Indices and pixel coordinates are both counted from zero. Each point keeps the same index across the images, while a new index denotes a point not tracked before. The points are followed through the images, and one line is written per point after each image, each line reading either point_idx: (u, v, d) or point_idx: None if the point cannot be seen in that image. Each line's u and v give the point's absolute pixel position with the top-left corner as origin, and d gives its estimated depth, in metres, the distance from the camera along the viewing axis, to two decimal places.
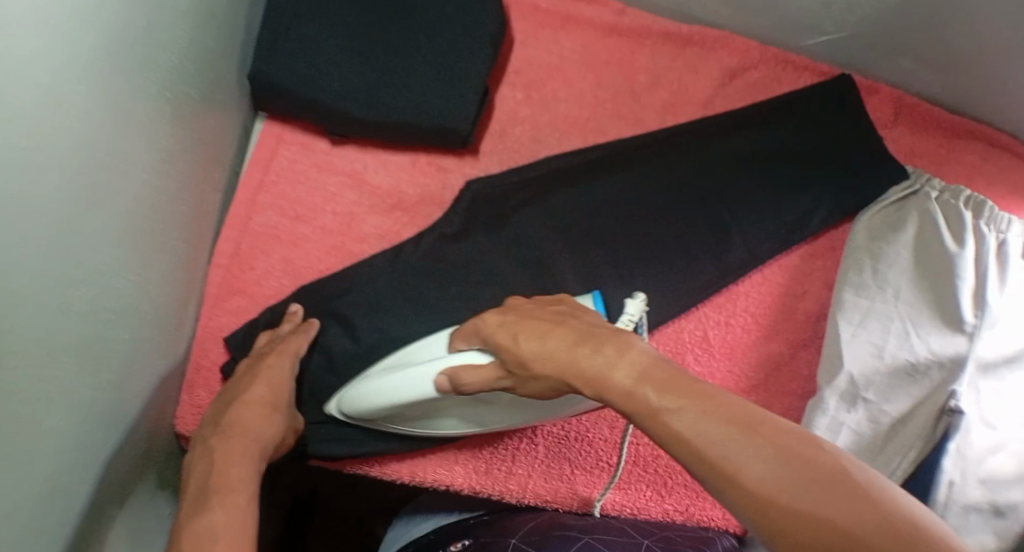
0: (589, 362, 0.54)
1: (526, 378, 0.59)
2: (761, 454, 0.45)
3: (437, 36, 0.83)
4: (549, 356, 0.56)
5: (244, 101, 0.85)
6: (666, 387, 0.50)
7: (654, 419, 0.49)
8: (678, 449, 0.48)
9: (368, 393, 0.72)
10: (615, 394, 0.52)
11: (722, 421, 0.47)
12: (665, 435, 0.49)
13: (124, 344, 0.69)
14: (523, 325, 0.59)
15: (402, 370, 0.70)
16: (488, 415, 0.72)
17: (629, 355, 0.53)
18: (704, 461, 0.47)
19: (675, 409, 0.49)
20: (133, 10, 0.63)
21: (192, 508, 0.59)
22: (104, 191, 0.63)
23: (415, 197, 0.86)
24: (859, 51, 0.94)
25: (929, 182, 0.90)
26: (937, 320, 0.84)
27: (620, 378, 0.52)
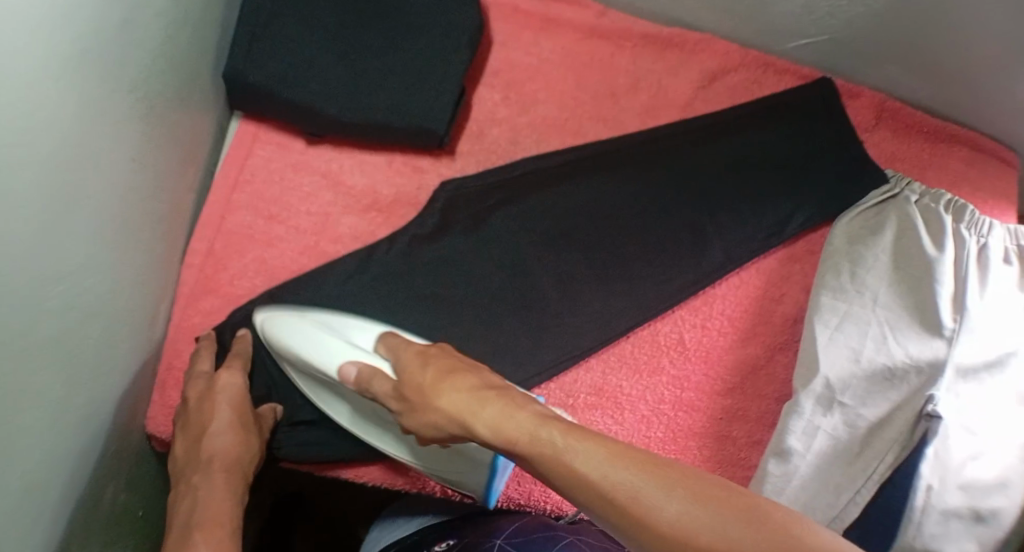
0: (485, 411, 0.60)
1: (415, 411, 0.65)
2: (670, 493, 0.50)
3: (415, 37, 0.83)
4: (450, 404, 0.62)
5: (219, 99, 0.84)
6: (567, 431, 0.55)
7: (557, 461, 0.54)
8: (589, 496, 0.52)
9: (296, 335, 0.75)
10: (502, 439, 0.58)
11: (628, 464, 0.52)
12: (567, 476, 0.53)
13: (96, 344, 0.69)
14: (431, 372, 0.65)
15: (337, 338, 0.74)
16: (382, 436, 0.76)
17: (524, 410, 0.58)
18: (612, 502, 0.51)
19: (575, 450, 0.54)
20: (107, 8, 0.62)
21: (180, 546, 0.62)
22: (77, 189, 0.63)
23: (391, 198, 0.86)
24: (840, 55, 0.94)
25: (910, 185, 0.89)
26: (916, 325, 0.84)
27: (501, 430, 0.58)
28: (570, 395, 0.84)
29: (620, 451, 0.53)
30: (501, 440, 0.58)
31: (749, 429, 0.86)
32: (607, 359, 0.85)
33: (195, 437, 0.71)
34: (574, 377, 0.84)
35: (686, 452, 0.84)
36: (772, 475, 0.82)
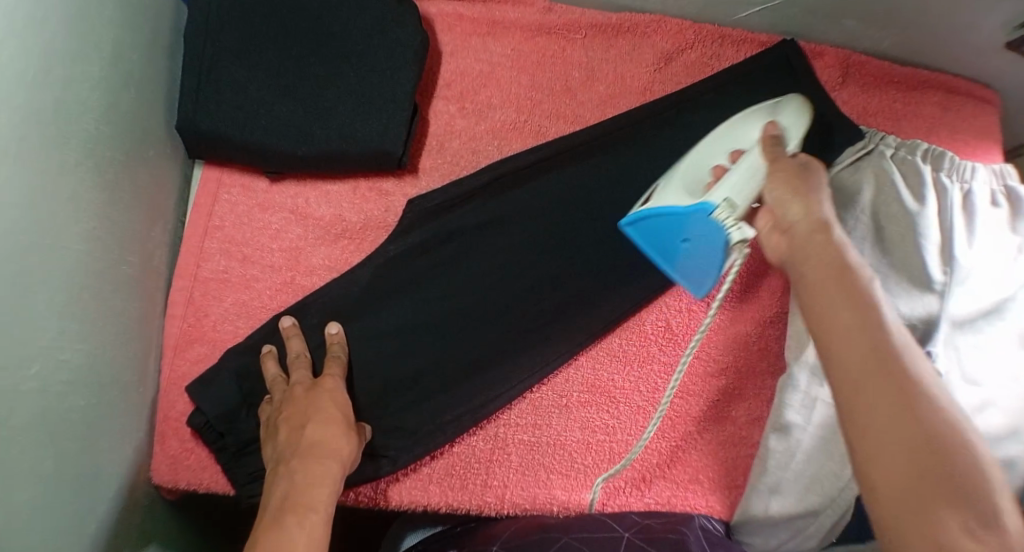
0: (804, 231, 0.61)
1: (783, 182, 0.65)
2: (901, 396, 0.51)
3: (359, 63, 0.83)
4: (793, 203, 0.63)
5: (178, 150, 0.85)
6: (839, 269, 0.57)
7: (819, 317, 0.56)
8: (827, 339, 0.55)
9: (796, 114, 0.76)
10: (795, 253, 0.61)
11: (878, 353, 0.53)
12: (825, 323, 0.56)
13: (83, 411, 0.70)
14: (811, 178, 0.65)
15: (795, 132, 0.75)
16: (701, 150, 0.78)
17: (831, 267, 0.58)
18: (841, 368, 0.54)
19: (855, 322, 0.54)
20: (39, 91, 0.63)
21: (271, 530, 0.64)
22: (38, 269, 0.64)
23: (360, 223, 0.86)
24: (796, 17, 0.92)
25: (884, 140, 0.87)
26: (904, 282, 0.81)
27: (813, 236, 0.60)
28: (562, 395, 0.84)
29: (880, 341, 0.53)
30: (797, 242, 0.61)
31: (747, 406, 0.85)
32: (595, 355, 0.86)
33: (292, 426, 0.73)
34: (564, 377, 0.85)
35: (687, 437, 0.84)
36: (775, 451, 0.79)
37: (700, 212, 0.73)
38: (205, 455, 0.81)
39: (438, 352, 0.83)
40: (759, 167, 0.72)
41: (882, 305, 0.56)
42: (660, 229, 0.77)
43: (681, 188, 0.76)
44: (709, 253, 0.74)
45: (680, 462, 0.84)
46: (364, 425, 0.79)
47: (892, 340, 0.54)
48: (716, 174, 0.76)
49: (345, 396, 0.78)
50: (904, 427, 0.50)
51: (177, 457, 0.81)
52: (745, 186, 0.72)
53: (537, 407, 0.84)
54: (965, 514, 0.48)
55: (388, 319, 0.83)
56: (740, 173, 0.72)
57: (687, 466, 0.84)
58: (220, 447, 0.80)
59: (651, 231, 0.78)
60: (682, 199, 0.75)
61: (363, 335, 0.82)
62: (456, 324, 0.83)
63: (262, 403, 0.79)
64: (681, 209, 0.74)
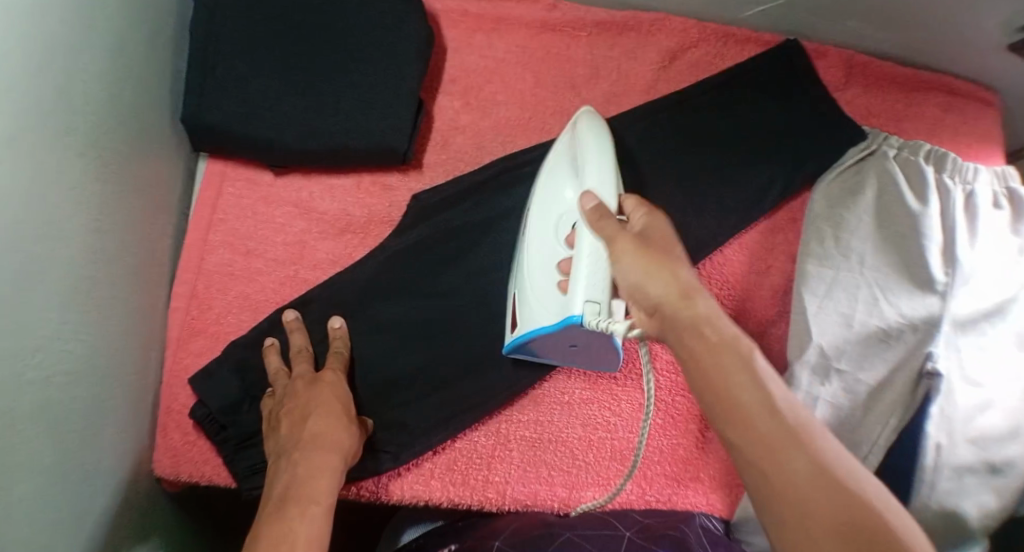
0: (676, 308, 0.58)
1: (637, 259, 0.61)
2: (811, 467, 0.51)
3: (364, 57, 0.83)
4: (653, 280, 0.59)
5: (183, 143, 0.86)
6: (726, 346, 0.56)
7: (716, 396, 0.55)
8: (737, 425, 0.53)
9: (595, 143, 0.73)
10: (673, 333, 0.58)
11: (778, 428, 0.52)
12: (722, 407, 0.54)
13: (85, 402, 0.71)
14: (665, 254, 0.61)
15: (614, 180, 0.70)
16: (535, 243, 0.75)
17: (722, 345, 0.55)
18: (749, 453, 0.52)
19: (745, 397, 0.54)
20: (42, 81, 0.63)
21: (275, 516, 0.64)
22: (40, 258, 0.64)
23: (363, 218, 0.87)
24: (801, 17, 0.92)
25: (887, 140, 0.88)
26: (905, 282, 0.82)
27: (686, 315, 0.57)
28: (564, 392, 0.85)
29: (780, 408, 0.53)
30: (668, 321, 0.58)
31: None
32: None
33: (294, 419, 0.73)
34: (566, 374, 0.85)
35: (688, 435, 0.84)
36: None
37: (569, 325, 0.68)
38: (208, 448, 0.81)
39: (439, 348, 0.83)
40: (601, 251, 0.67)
41: (770, 372, 0.55)
42: (538, 348, 0.77)
43: (541, 304, 0.72)
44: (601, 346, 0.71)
45: (682, 460, 0.84)
46: (365, 419, 0.79)
47: (788, 409, 0.53)
48: (566, 268, 0.72)
49: (347, 390, 0.78)
50: (823, 497, 0.49)
51: (180, 449, 0.81)
52: (597, 277, 0.67)
53: (538, 403, 0.84)
54: None
55: (390, 312, 0.83)
56: (586, 261, 0.67)
57: (688, 464, 0.84)
58: (222, 439, 0.80)
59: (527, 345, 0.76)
60: (551, 316, 0.71)
61: (365, 329, 0.82)
62: (458, 320, 0.83)
63: (264, 398, 0.79)
64: (553, 327, 0.70)
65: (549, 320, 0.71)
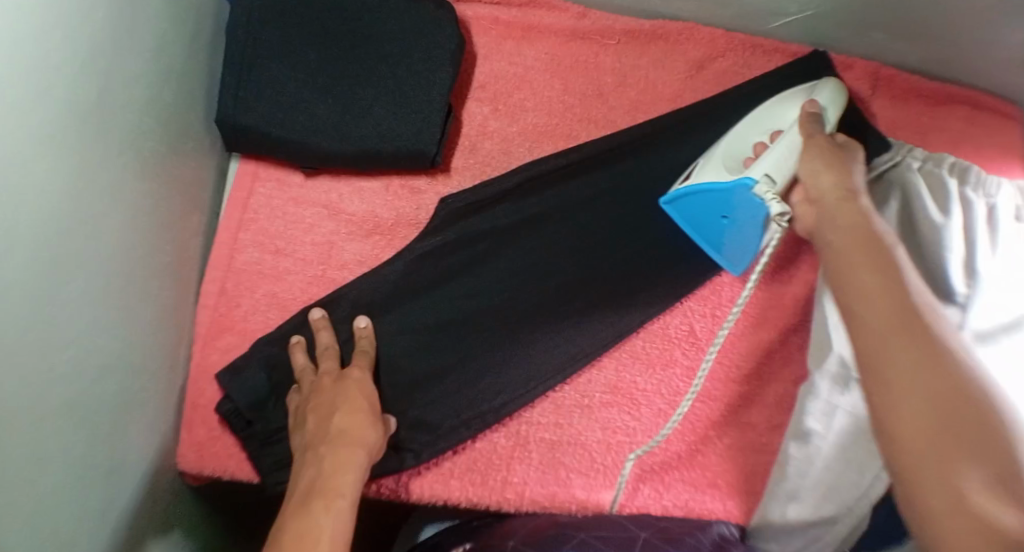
0: (838, 210, 0.66)
1: (822, 153, 0.73)
2: (925, 351, 0.54)
3: (395, 62, 0.84)
4: (819, 176, 0.70)
5: (215, 143, 0.87)
6: (866, 238, 0.62)
7: (844, 281, 0.60)
8: (857, 300, 0.58)
9: (831, 97, 0.82)
10: (826, 223, 0.67)
11: (905, 314, 0.56)
12: (846, 284, 0.60)
13: (114, 395, 0.72)
14: (834, 164, 0.71)
15: (835, 108, 0.81)
16: (739, 132, 0.84)
17: (864, 243, 0.61)
18: (867, 333, 0.57)
19: (875, 289, 0.58)
20: (83, 80, 0.65)
21: (300, 511, 0.65)
22: (75, 254, 0.65)
23: (391, 220, 0.88)
24: (828, 29, 0.93)
25: (911, 152, 0.89)
26: (926, 294, 0.83)
27: (839, 202, 0.66)
28: (584, 395, 0.86)
29: (913, 301, 0.57)
30: (830, 211, 0.67)
31: (768, 413, 0.86)
32: (618, 357, 0.87)
33: (320, 415, 0.74)
34: (587, 377, 0.86)
35: (706, 440, 0.85)
36: (794, 458, 0.81)
37: (741, 185, 0.79)
38: (232, 443, 0.83)
39: (464, 349, 0.84)
40: (796, 146, 0.78)
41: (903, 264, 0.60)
42: (701, 204, 0.83)
43: (721, 166, 0.83)
44: (750, 230, 0.80)
45: (699, 466, 0.85)
46: (388, 418, 0.80)
47: (920, 305, 0.57)
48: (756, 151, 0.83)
49: (372, 388, 0.79)
50: (928, 370, 0.53)
51: (205, 443, 0.83)
52: (782, 166, 0.78)
53: (559, 406, 0.85)
54: (984, 465, 0.49)
55: (417, 312, 0.84)
56: (776, 150, 0.79)
57: (705, 469, 0.84)
58: (248, 435, 0.82)
59: (689, 202, 0.83)
60: (723, 175, 0.82)
61: (392, 330, 0.84)
62: (484, 322, 0.84)
63: (291, 393, 0.80)
64: (723, 185, 0.80)
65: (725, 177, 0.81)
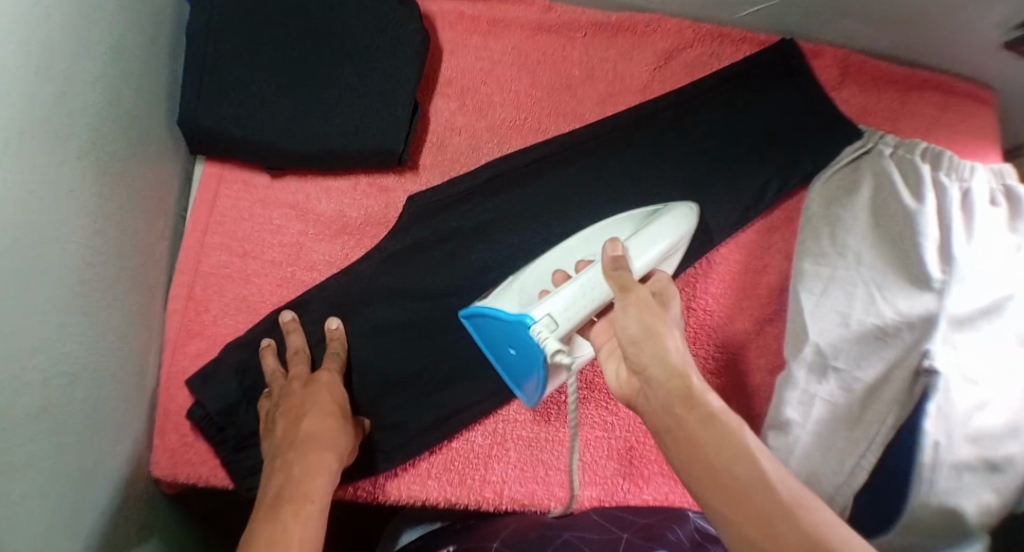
0: (656, 375, 0.62)
1: (639, 304, 0.64)
2: (789, 524, 0.54)
3: (359, 60, 0.84)
4: (653, 341, 0.63)
5: (179, 147, 0.86)
6: (709, 423, 0.59)
7: (693, 468, 0.59)
8: (701, 482, 0.58)
9: (676, 222, 0.79)
10: (650, 387, 0.62)
11: (752, 493, 0.56)
12: (693, 470, 0.59)
13: (84, 404, 0.71)
14: (649, 309, 0.64)
15: (639, 246, 0.75)
16: (552, 257, 0.80)
17: (699, 415, 0.59)
18: (727, 515, 0.56)
19: (723, 459, 0.58)
20: (41, 86, 0.64)
21: (269, 517, 0.64)
22: (39, 261, 0.65)
23: (360, 219, 0.87)
24: (796, 17, 0.92)
25: (883, 139, 0.88)
26: (902, 280, 0.82)
27: (674, 385, 0.61)
28: (561, 391, 0.85)
29: (754, 454, 0.58)
30: (659, 387, 0.62)
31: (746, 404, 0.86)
32: None
33: (289, 420, 0.73)
34: None
35: None
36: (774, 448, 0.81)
37: (520, 321, 0.71)
38: (205, 449, 0.82)
39: (436, 349, 0.83)
40: (587, 292, 0.71)
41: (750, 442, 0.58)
42: (494, 330, 0.75)
43: (516, 299, 0.76)
44: (529, 366, 0.73)
45: None
46: (362, 420, 0.80)
47: (763, 464, 0.57)
48: (545, 294, 0.76)
49: (343, 390, 0.78)
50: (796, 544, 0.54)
51: (177, 451, 0.81)
52: (570, 309, 0.70)
53: (536, 403, 0.84)
54: None
55: (387, 312, 0.83)
56: (569, 291, 0.71)
57: None
58: (220, 440, 0.81)
59: (482, 322, 0.75)
60: (516, 308, 0.74)
61: (362, 332, 0.83)
62: (455, 320, 0.84)
63: (261, 398, 0.79)
64: (507, 316, 0.72)
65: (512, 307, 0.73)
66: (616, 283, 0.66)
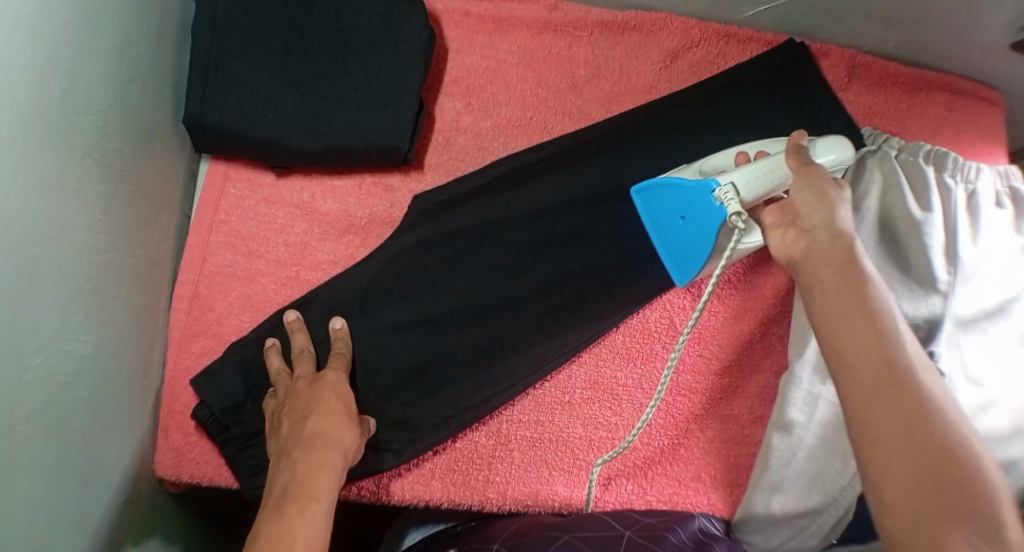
0: (839, 242, 0.64)
1: (810, 193, 0.68)
2: (911, 410, 0.54)
3: (365, 58, 0.83)
4: (818, 209, 0.67)
5: (184, 145, 0.86)
6: (855, 284, 0.61)
7: (828, 329, 0.60)
8: (840, 345, 0.58)
9: (832, 140, 0.80)
10: (819, 260, 0.64)
11: (894, 367, 0.56)
12: (830, 328, 0.60)
13: (87, 403, 0.71)
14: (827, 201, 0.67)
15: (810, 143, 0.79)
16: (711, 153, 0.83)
17: (849, 287, 0.61)
18: (862, 381, 0.56)
19: (871, 331, 0.58)
20: (46, 82, 0.63)
21: (274, 517, 0.64)
22: (43, 260, 0.64)
23: (365, 218, 0.87)
24: (803, 17, 0.92)
25: (888, 142, 0.88)
26: (908, 281, 0.81)
27: (837, 253, 0.63)
28: (565, 392, 0.85)
29: (892, 346, 0.57)
30: (824, 253, 0.64)
31: (750, 405, 0.85)
32: (598, 352, 0.86)
33: (294, 420, 0.73)
34: (567, 373, 0.85)
35: (688, 434, 0.85)
36: (777, 450, 0.79)
37: (703, 187, 0.78)
38: (209, 448, 0.82)
39: (442, 348, 0.83)
40: (778, 166, 0.75)
41: (895, 320, 0.59)
42: (665, 202, 0.81)
43: (695, 171, 0.81)
44: (704, 232, 0.79)
45: (682, 460, 0.84)
46: (367, 417, 0.79)
47: (904, 355, 0.57)
48: (739, 162, 0.80)
49: (348, 389, 0.78)
50: (916, 450, 0.52)
51: (181, 449, 0.81)
52: (754, 183, 0.75)
53: (540, 403, 0.84)
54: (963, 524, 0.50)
55: (392, 312, 0.83)
56: (762, 166, 0.75)
57: (688, 464, 0.84)
58: (225, 439, 0.81)
59: (657, 193, 0.81)
60: (697, 179, 0.80)
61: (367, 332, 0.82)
62: (462, 320, 0.83)
63: (266, 398, 0.79)
64: (690, 183, 0.79)
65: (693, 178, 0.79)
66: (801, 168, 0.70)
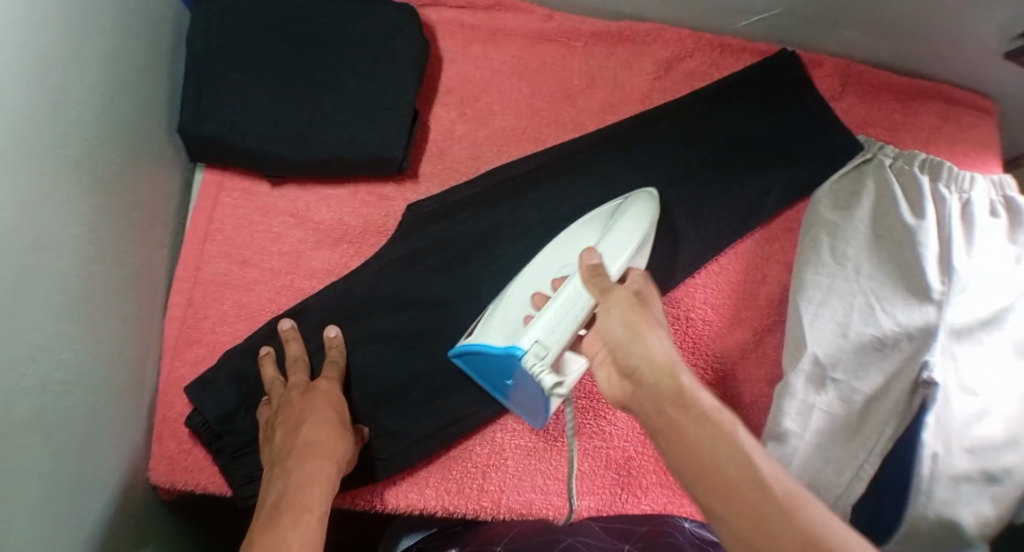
0: (651, 402, 0.60)
1: (627, 319, 0.64)
2: (792, 539, 0.51)
3: (359, 68, 0.84)
4: (636, 345, 0.62)
5: (179, 155, 0.86)
6: (717, 440, 0.56)
7: (711, 498, 0.55)
8: (708, 494, 0.55)
9: (633, 227, 0.77)
10: (654, 415, 0.60)
11: (761, 504, 0.53)
12: (704, 487, 0.55)
13: (81, 412, 0.71)
14: (640, 329, 0.63)
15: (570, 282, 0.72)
16: (533, 276, 0.80)
17: (691, 427, 0.57)
18: (738, 528, 0.53)
19: (732, 469, 0.55)
20: (36, 94, 0.64)
21: (268, 526, 0.64)
22: (36, 269, 0.64)
23: (360, 227, 0.87)
24: (796, 27, 0.92)
25: (883, 149, 0.88)
26: (901, 291, 0.81)
27: (665, 387, 0.59)
28: None
29: (761, 472, 0.54)
30: (658, 411, 0.59)
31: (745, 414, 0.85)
32: None
33: (287, 429, 0.73)
34: None
35: None
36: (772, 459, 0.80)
37: (511, 355, 0.72)
38: (203, 457, 0.82)
39: (435, 357, 0.83)
40: (573, 309, 0.71)
41: (751, 449, 0.56)
42: (495, 368, 0.77)
43: (498, 329, 0.76)
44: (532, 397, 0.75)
45: None
46: (361, 428, 0.79)
47: (768, 478, 0.54)
48: (530, 318, 0.77)
49: (342, 398, 0.78)
50: None
51: (175, 458, 0.81)
52: (556, 333, 0.70)
53: None
54: None
55: (385, 321, 0.83)
56: (556, 307, 0.71)
57: None
58: (218, 449, 0.80)
59: (476, 359, 0.78)
60: (499, 341, 0.75)
61: (361, 341, 0.83)
62: (455, 329, 0.84)
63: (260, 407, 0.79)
64: (497, 350, 0.75)
65: (499, 342, 0.75)
66: (609, 303, 0.66)
